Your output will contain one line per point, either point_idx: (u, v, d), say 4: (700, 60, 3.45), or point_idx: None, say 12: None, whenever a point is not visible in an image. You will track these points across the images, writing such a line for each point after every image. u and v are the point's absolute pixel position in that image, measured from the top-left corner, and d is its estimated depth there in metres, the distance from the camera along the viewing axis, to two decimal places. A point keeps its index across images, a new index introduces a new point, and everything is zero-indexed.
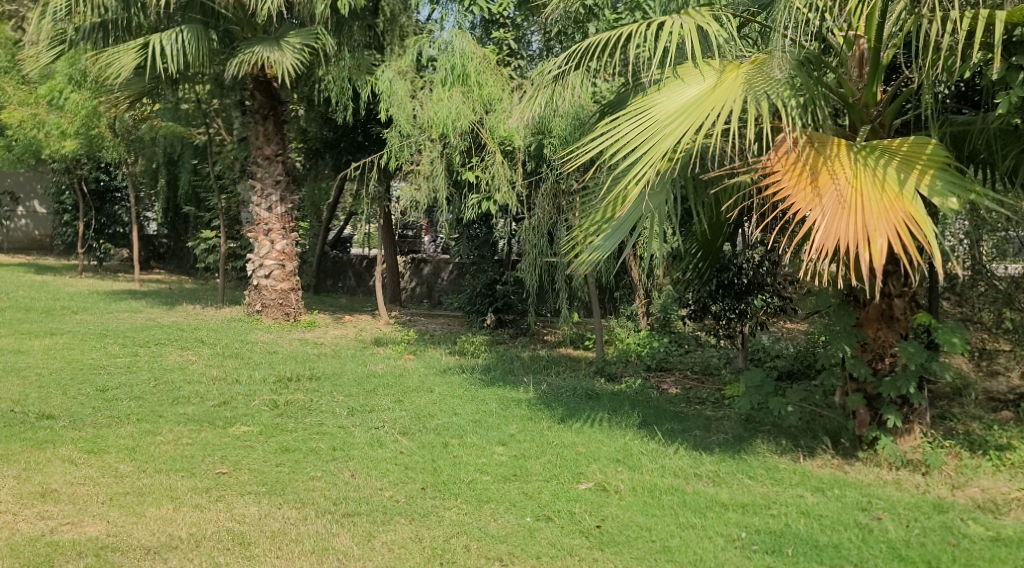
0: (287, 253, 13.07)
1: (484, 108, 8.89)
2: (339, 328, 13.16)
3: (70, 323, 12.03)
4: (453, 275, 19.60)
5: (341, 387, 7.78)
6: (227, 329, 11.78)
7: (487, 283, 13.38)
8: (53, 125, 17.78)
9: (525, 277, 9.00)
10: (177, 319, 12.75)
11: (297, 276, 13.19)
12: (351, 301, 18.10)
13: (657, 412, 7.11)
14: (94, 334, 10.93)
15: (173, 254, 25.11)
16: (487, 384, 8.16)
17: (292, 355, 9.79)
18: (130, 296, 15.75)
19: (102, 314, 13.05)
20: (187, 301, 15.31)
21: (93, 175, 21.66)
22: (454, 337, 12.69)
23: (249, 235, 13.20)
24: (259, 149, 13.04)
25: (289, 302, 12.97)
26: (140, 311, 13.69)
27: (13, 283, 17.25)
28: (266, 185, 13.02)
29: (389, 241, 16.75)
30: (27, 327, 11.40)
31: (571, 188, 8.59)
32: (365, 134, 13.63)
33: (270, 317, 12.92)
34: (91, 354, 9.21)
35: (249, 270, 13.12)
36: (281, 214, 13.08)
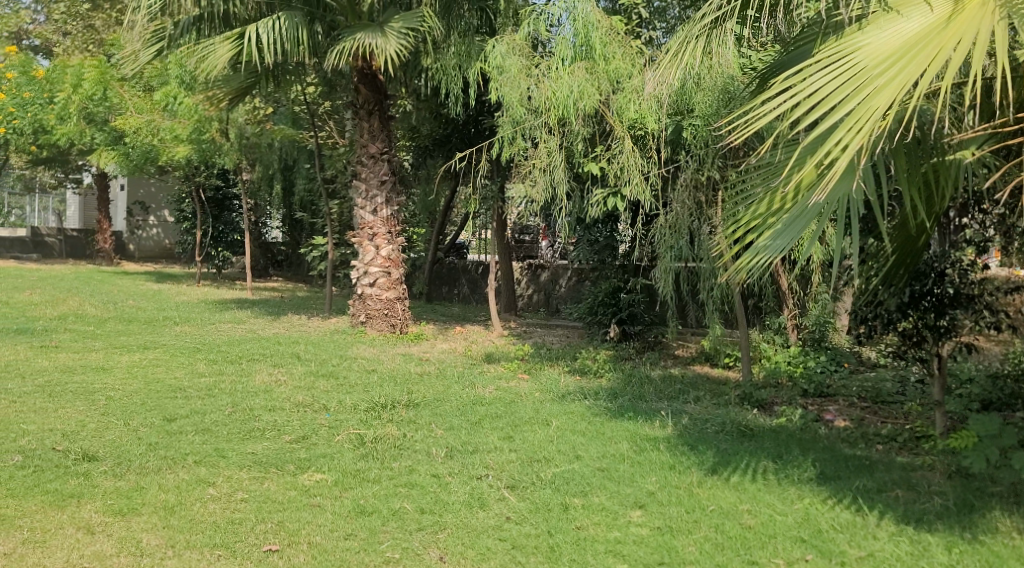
0: (393, 259, 12.07)
1: (611, 86, 7.58)
2: (449, 341, 12.07)
3: (168, 335, 11.33)
4: (573, 282, 18.39)
5: (443, 418, 6.59)
6: (328, 343, 10.87)
7: (611, 291, 12.04)
8: (166, 131, 17.42)
9: (659, 285, 7.56)
10: (279, 331, 11.95)
11: (404, 284, 12.18)
12: (464, 310, 17.08)
13: (834, 460, 5.62)
14: (188, 348, 10.13)
15: (290, 262, 24.72)
16: (615, 415, 6.85)
17: (392, 375, 8.70)
18: (238, 305, 15.13)
19: (203, 325, 12.33)
20: (294, 311, 14.56)
21: (209, 181, 21.42)
22: (574, 352, 11.40)
23: (353, 239, 12.26)
24: (363, 148, 12.09)
25: (395, 313, 12.02)
26: (243, 321, 12.96)
27: (126, 291, 16.92)
28: (371, 186, 12.04)
29: (504, 245, 15.62)
30: (122, 339, 10.77)
31: (714, 178, 7.23)
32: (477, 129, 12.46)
33: (375, 329, 11.98)
34: (174, 373, 8.31)
35: (353, 278, 12.21)
36: (386, 217, 12.08)
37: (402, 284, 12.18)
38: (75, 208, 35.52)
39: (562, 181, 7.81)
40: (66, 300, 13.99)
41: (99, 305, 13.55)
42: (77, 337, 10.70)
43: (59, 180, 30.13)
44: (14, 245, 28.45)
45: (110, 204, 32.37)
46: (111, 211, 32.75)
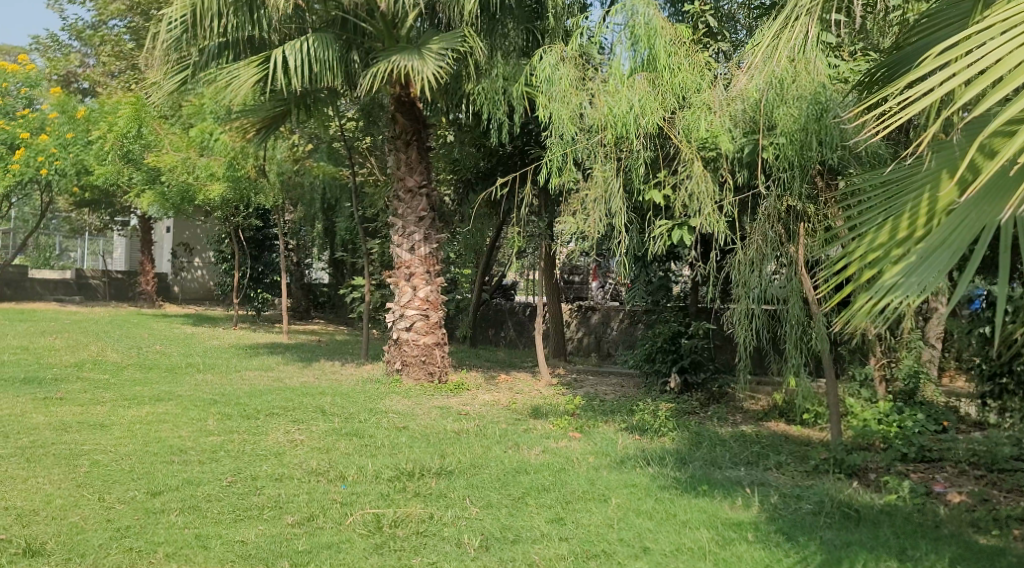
0: (431, 301, 11.06)
1: (676, 102, 6.58)
2: (492, 391, 11.04)
3: (188, 384, 10.45)
4: (625, 325, 17.28)
5: (479, 491, 5.54)
6: (358, 393, 9.91)
7: (671, 336, 10.90)
8: (201, 169, 16.76)
9: (737, 332, 6.45)
10: (308, 380, 11.03)
11: (443, 328, 11.17)
12: (510, 355, 16.05)
13: (970, 557, 4.45)
14: (204, 400, 9.19)
15: (332, 304, 23.89)
16: (685, 488, 5.75)
17: (424, 433, 7.66)
18: (269, 350, 14.28)
19: (228, 374, 11.42)
20: (328, 357, 13.66)
21: (249, 221, 20.76)
22: (632, 404, 10.28)
23: (388, 280, 11.31)
24: (401, 181, 11.19)
25: (433, 359, 11.02)
26: (271, 368, 12.06)
27: (157, 336, 16.18)
28: (408, 222, 11.12)
29: (552, 287, 14.59)
30: (136, 389, 9.91)
31: (801, 205, 6.16)
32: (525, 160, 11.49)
33: (411, 377, 10.97)
34: (178, 432, 7.35)
35: (388, 321, 11.23)
36: (424, 256, 11.11)
37: (442, 329, 11.18)
38: (121, 250, 35.29)
39: (621, 211, 6.80)
40: (89, 345, 13.26)
41: (122, 351, 12.73)
42: (88, 386, 9.88)
43: (103, 222, 29.90)
44: (58, 288, 28.08)
45: (153, 245, 32.06)
46: (155, 253, 32.40)
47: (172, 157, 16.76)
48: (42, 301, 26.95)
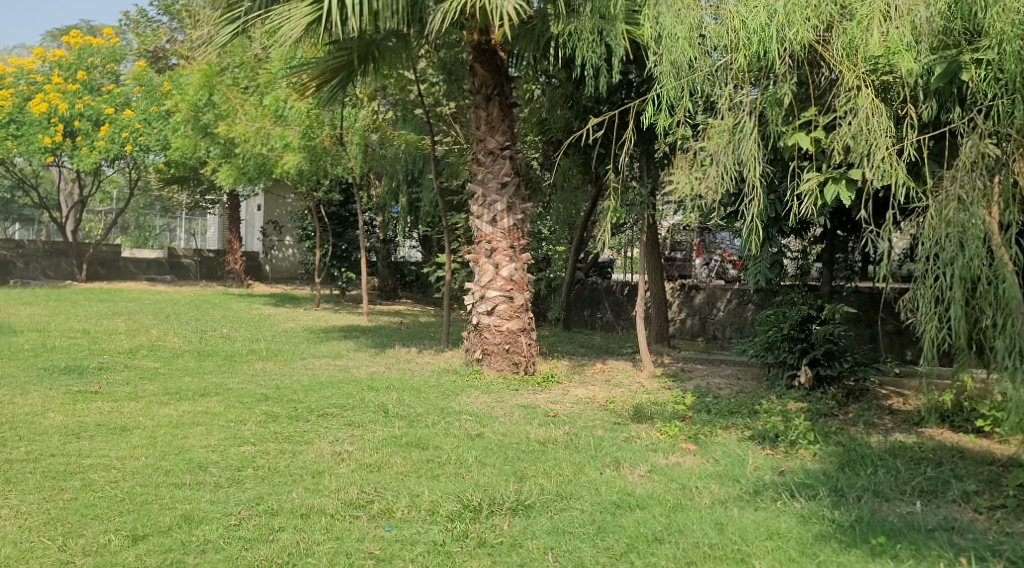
0: (515, 281, 9.61)
1: (836, 15, 5.53)
2: (586, 385, 9.57)
3: (244, 374, 9.28)
4: (733, 306, 15.53)
5: (568, 541, 4.14)
6: (430, 388, 8.58)
7: (798, 322, 9.19)
8: (276, 139, 15.70)
9: (924, 327, 4.90)
10: (377, 370, 9.76)
11: (529, 312, 9.71)
12: (607, 340, 14.52)
13: None
14: (255, 396, 7.96)
15: (420, 283, 22.71)
16: (852, 540, 4.20)
17: (503, 444, 6.22)
18: (343, 334, 13.10)
19: (292, 362, 10.24)
20: (406, 342, 12.39)
21: (331, 197, 19.70)
22: (753, 402, 8.65)
23: (467, 256, 9.92)
24: (481, 142, 9.76)
25: (518, 348, 9.59)
26: (340, 355, 10.83)
27: (231, 318, 15.24)
28: (489, 189, 9.66)
29: (653, 266, 12.98)
30: (184, 379, 8.78)
31: (999, 152, 4.75)
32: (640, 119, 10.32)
33: (493, 369, 9.58)
34: (207, 440, 6.10)
35: (468, 304, 9.86)
36: (508, 229, 9.65)
37: (528, 312, 9.71)
38: (214, 228, 34.95)
39: (755, 158, 5.50)
40: (152, 328, 12.33)
41: (185, 335, 11.70)
42: (131, 376, 8.83)
43: (194, 200, 29.47)
44: (150, 267, 27.69)
45: (243, 223, 31.54)
46: (245, 231, 31.90)
47: (246, 127, 15.74)
48: (133, 280, 26.62)
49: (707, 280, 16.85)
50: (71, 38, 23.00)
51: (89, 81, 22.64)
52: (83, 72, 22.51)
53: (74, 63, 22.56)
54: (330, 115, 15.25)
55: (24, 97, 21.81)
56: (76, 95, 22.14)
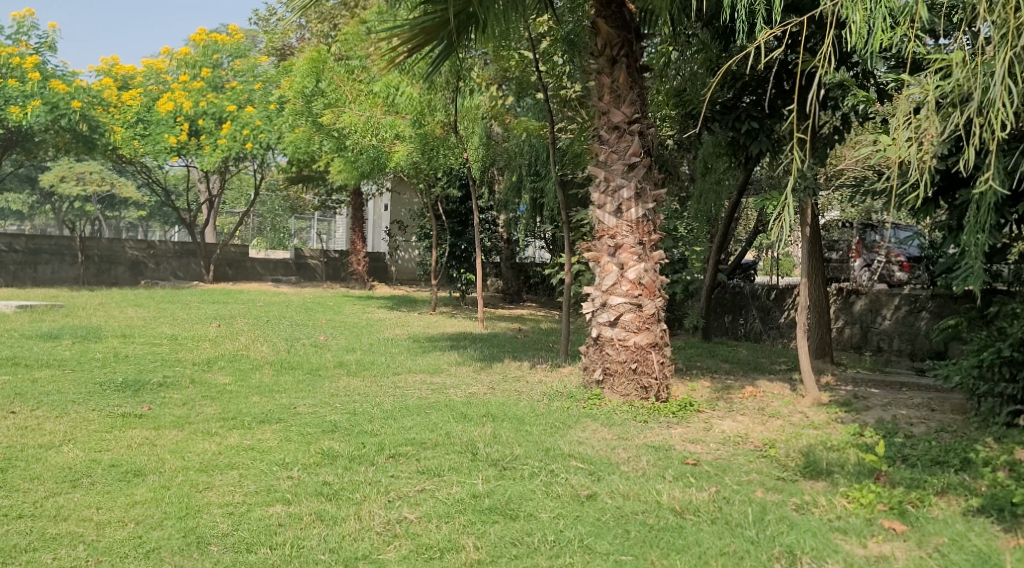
0: (645, 285, 7.82)
1: None
2: (734, 417, 7.72)
3: (323, 394, 7.89)
4: (902, 314, 13.16)
5: None
6: (537, 418, 6.96)
7: (1022, 341, 7.16)
8: (388, 129, 14.39)
9: None
10: (480, 391, 8.22)
11: (662, 325, 7.89)
12: (755, 354, 12.51)
13: None
14: (321, 425, 6.50)
15: (546, 286, 21.07)
16: None
17: (622, 518, 4.57)
18: (452, 343, 11.64)
19: (383, 378, 8.80)
20: (521, 353, 10.79)
21: (452, 194, 18.38)
22: (961, 448, 6.64)
23: (586, 255, 8.20)
24: (604, 116, 8.03)
25: (649, 368, 7.80)
26: (439, 370, 9.34)
27: (337, 324, 14.06)
28: (613, 172, 7.93)
29: (813, 267, 10.90)
30: (251, 400, 7.45)
31: None
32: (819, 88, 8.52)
33: (617, 394, 7.83)
34: (230, 495, 4.63)
35: (586, 313, 8.12)
36: (636, 221, 7.87)
37: (660, 323, 7.89)
38: (341, 229, 34.38)
39: None
40: (244, 334, 11.21)
41: (273, 344, 10.46)
42: (193, 394, 7.56)
43: (320, 199, 28.90)
44: (276, 268, 27.06)
45: (370, 224, 30.80)
46: (372, 232, 31.15)
47: (356, 116, 14.55)
48: (259, 281, 26.17)
49: (868, 284, 14.44)
50: (197, 35, 22.53)
51: (213, 78, 22.13)
52: (208, 68, 22.04)
53: (200, 60, 22.17)
54: (445, 100, 13.87)
55: (150, 96, 21.54)
56: (201, 92, 21.63)
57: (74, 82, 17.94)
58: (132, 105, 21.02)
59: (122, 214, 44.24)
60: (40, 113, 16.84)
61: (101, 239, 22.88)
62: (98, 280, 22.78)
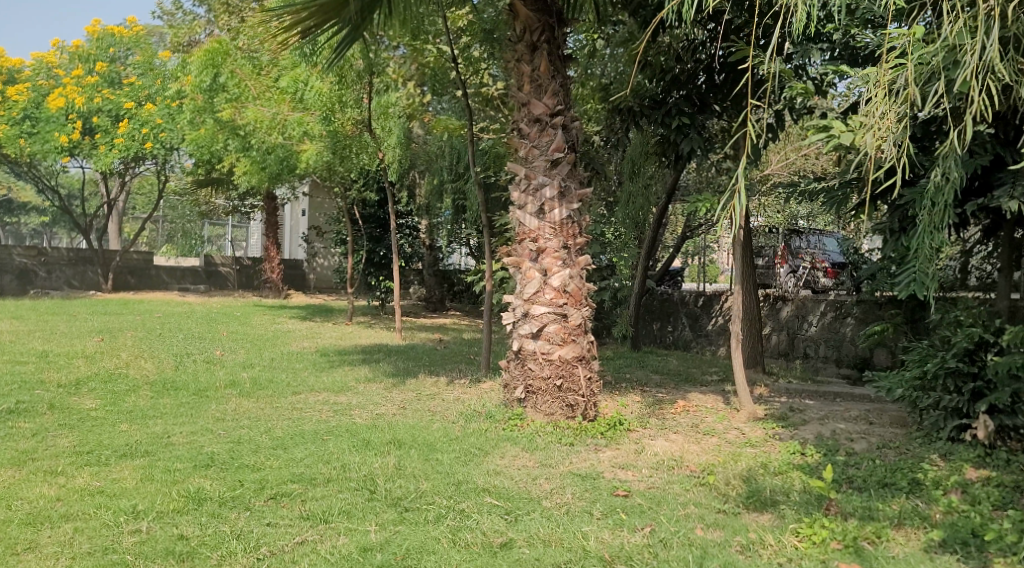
0: (570, 293, 7.12)
1: None
2: (667, 437, 7.02)
3: (207, 419, 6.94)
4: (828, 320, 12.76)
5: None
6: (447, 443, 6.17)
7: (966, 350, 6.61)
8: (294, 127, 13.40)
9: None
10: (389, 412, 7.36)
11: (589, 336, 7.19)
12: (685, 365, 11.91)
13: None
14: (195, 459, 5.58)
15: (469, 294, 20.23)
16: None
17: None
18: (363, 356, 10.75)
19: (280, 399, 7.87)
20: (438, 367, 9.94)
21: (368, 197, 17.42)
22: (911, 467, 6.05)
23: (506, 260, 7.45)
24: (524, 107, 7.27)
25: (575, 385, 7.08)
26: (345, 388, 8.44)
27: (240, 336, 13.01)
28: (535, 169, 7.19)
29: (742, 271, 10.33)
30: (118, 428, 6.47)
31: None
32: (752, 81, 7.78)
33: (540, 413, 7.09)
34: (49, 564, 3.91)
35: (507, 324, 7.38)
36: (560, 223, 7.15)
37: (587, 335, 7.19)
38: (256, 235, 32.90)
39: None
40: (128, 350, 10.13)
41: (161, 360, 9.42)
42: (48, 424, 6.54)
43: (231, 204, 27.50)
44: (184, 276, 25.60)
45: (287, 229, 29.47)
46: (289, 238, 29.81)
47: (260, 113, 13.55)
48: (165, 290, 24.72)
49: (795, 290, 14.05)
50: (92, 27, 21.10)
51: (108, 73, 20.75)
52: (103, 63, 20.63)
53: (94, 54, 20.71)
54: (355, 95, 12.97)
55: (40, 92, 20.21)
56: (95, 87, 20.25)
57: None
58: (19, 101, 19.67)
59: (25, 220, 41.90)
60: None
61: None
62: None
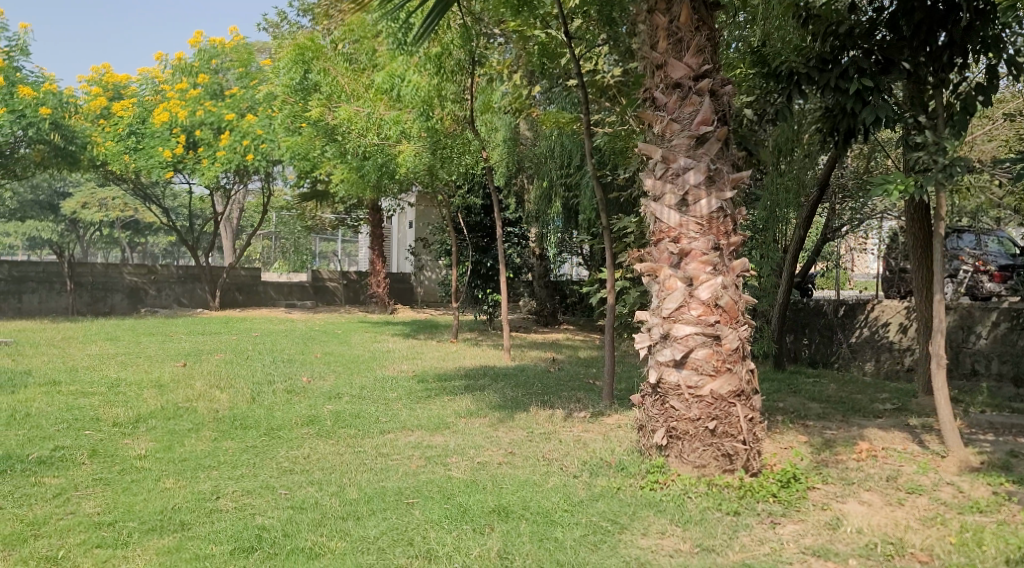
0: (725, 305, 5.46)
1: None
2: (861, 498, 5.29)
3: (269, 472, 5.58)
4: (1002, 331, 9.96)
5: None
6: (568, 513, 4.67)
7: None
8: (390, 126, 12.17)
9: None
10: (493, 459, 5.88)
11: (750, 365, 5.52)
12: (845, 388, 10.02)
13: None
14: (232, 540, 4.23)
15: (584, 306, 18.65)
16: None
17: None
18: (466, 381, 9.31)
19: (362, 441, 6.48)
20: (553, 396, 8.40)
21: (475, 205, 16.06)
22: None
23: (638, 268, 5.85)
24: (659, 70, 5.70)
25: (733, 427, 5.38)
26: (443, 425, 6.99)
27: (335, 356, 11.82)
28: (674, 149, 5.60)
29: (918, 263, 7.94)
30: (161, 485, 5.20)
31: None
32: (956, 28, 6.03)
33: (689, 465, 5.42)
34: None
35: (640, 348, 5.76)
36: (709, 216, 5.51)
37: (746, 362, 5.52)
38: (364, 249, 32.17)
39: None
40: (206, 377, 9.00)
41: (237, 391, 8.21)
42: (78, 479, 5.34)
43: (338, 217, 26.73)
44: (292, 292, 24.93)
45: (395, 242, 28.58)
46: (397, 250, 28.91)
47: (354, 112, 12.37)
48: (271, 306, 24.08)
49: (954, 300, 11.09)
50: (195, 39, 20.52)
51: (211, 85, 20.12)
52: (205, 74, 20.06)
53: (198, 66, 20.16)
54: (456, 88, 11.63)
55: (144, 106, 19.66)
56: (197, 100, 19.66)
57: (43, 87, 16.27)
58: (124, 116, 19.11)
59: (152, 240, 42.67)
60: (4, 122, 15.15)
61: (94, 265, 20.92)
62: (92, 309, 20.84)
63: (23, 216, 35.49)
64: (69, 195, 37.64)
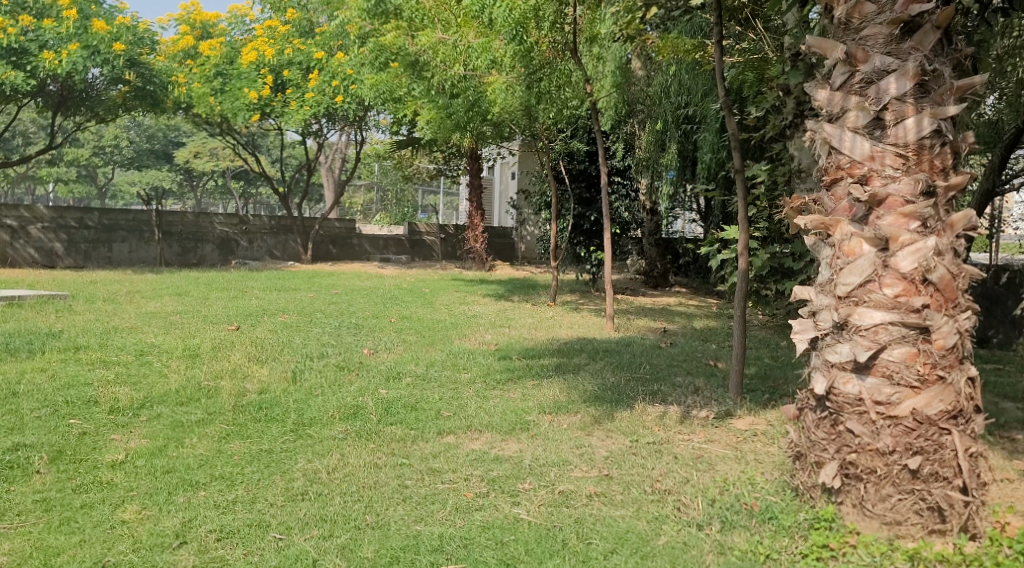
0: (939, 280, 3.58)
1: None
2: None
3: (272, 493, 4.08)
4: None
5: None
6: None
7: None
8: (479, 54, 10.47)
9: None
10: (581, 488, 4.21)
11: (973, 369, 3.63)
12: None
13: None
14: None
15: (699, 266, 16.64)
16: None
17: None
18: (557, 359, 7.64)
19: (411, 445, 4.91)
20: (665, 384, 6.63)
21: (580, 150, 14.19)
22: None
23: (798, 222, 4.01)
24: None
25: (945, 466, 3.53)
26: (520, 425, 5.36)
27: (413, 321, 10.35)
28: (866, 44, 3.73)
29: None
30: (118, 515, 3.77)
31: None
32: None
33: (873, 520, 3.61)
34: None
35: (800, 341, 3.94)
36: (917, 142, 3.63)
37: (967, 368, 3.63)
38: (465, 200, 30.72)
39: None
40: (251, 345, 7.61)
41: (279, 365, 6.78)
42: (14, 499, 3.90)
43: (437, 167, 25.29)
44: (387, 245, 23.65)
45: (496, 194, 26.97)
46: (499, 203, 27.30)
47: None
48: (365, 260, 22.87)
49: None
50: None
51: (299, 21, 19.00)
52: (293, 10, 18.92)
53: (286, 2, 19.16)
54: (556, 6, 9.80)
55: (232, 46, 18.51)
56: (287, 38, 18.44)
57: (118, 21, 15.20)
58: (210, 55, 17.96)
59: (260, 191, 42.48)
60: (78, 58, 14.11)
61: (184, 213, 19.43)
62: (181, 260, 19.38)
63: (137, 164, 35.57)
64: (180, 143, 37.62)
